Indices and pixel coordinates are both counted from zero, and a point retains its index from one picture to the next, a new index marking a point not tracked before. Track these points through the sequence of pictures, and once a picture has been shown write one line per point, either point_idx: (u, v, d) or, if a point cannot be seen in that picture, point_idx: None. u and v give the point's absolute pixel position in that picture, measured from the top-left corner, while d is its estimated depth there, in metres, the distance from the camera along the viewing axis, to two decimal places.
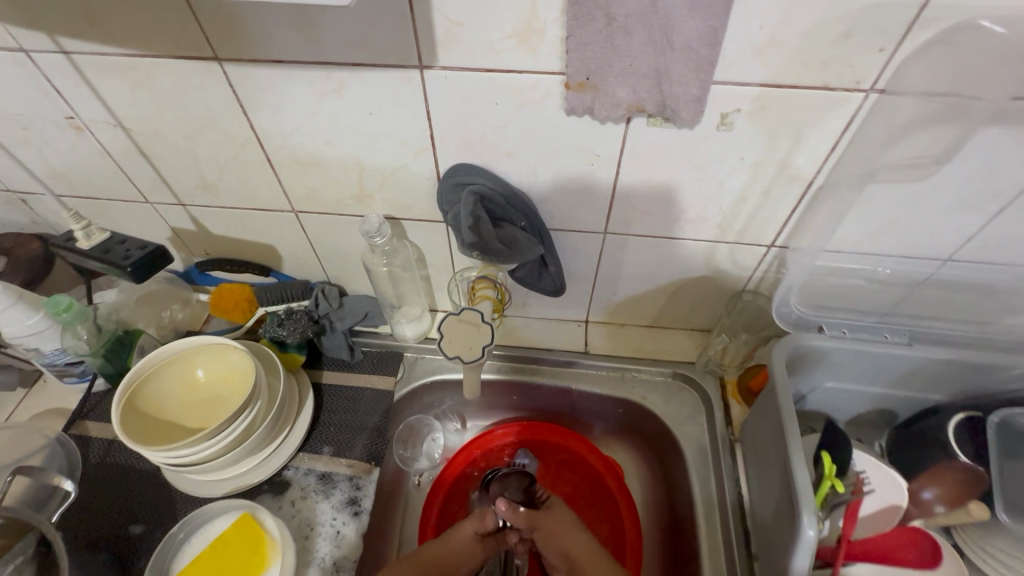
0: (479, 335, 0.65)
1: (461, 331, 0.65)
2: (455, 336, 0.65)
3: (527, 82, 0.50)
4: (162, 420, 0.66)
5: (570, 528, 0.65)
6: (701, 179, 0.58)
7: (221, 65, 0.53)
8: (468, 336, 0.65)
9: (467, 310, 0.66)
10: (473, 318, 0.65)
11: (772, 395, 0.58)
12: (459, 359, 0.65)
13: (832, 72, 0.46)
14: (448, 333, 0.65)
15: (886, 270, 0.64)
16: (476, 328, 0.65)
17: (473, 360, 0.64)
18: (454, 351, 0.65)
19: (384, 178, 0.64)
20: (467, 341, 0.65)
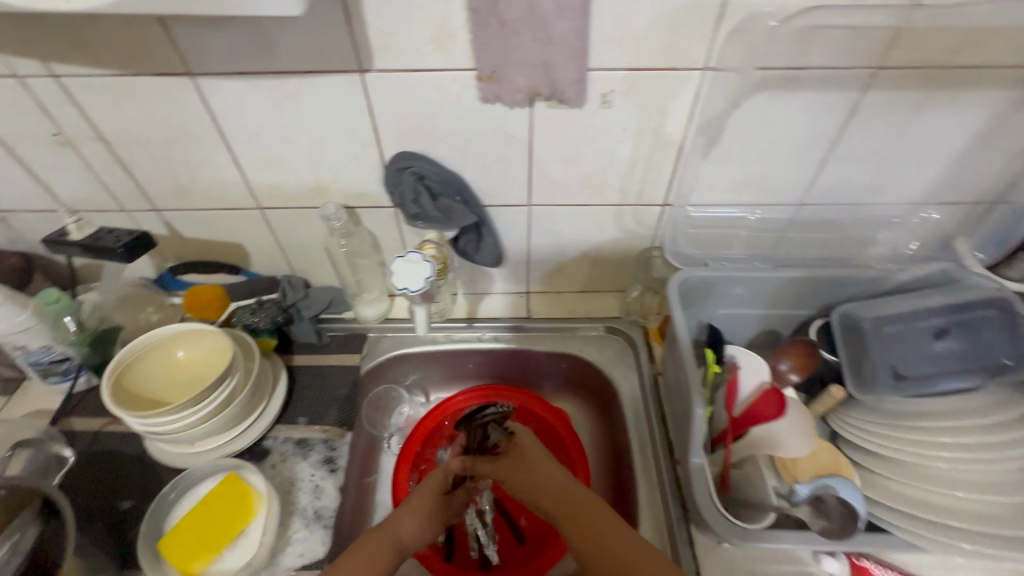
0: (420, 270, 0.68)
1: (408, 267, 0.67)
2: (404, 271, 0.68)
3: (448, 77, 0.64)
4: (148, 397, 0.73)
5: (538, 461, 0.66)
6: (597, 150, 0.72)
7: (193, 79, 0.64)
8: (413, 269, 0.68)
9: (410, 252, 0.68)
10: (414, 257, 0.68)
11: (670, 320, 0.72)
12: (406, 291, 0.67)
13: (674, 56, 0.62)
14: (393, 270, 0.68)
15: (753, 216, 0.80)
16: (420, 264, 0.68)
17: (419, 288, 0.67)
18: (402, 284, 0.67)
19: (338, 169, 0.75)
20: (412, 275, 0.67)
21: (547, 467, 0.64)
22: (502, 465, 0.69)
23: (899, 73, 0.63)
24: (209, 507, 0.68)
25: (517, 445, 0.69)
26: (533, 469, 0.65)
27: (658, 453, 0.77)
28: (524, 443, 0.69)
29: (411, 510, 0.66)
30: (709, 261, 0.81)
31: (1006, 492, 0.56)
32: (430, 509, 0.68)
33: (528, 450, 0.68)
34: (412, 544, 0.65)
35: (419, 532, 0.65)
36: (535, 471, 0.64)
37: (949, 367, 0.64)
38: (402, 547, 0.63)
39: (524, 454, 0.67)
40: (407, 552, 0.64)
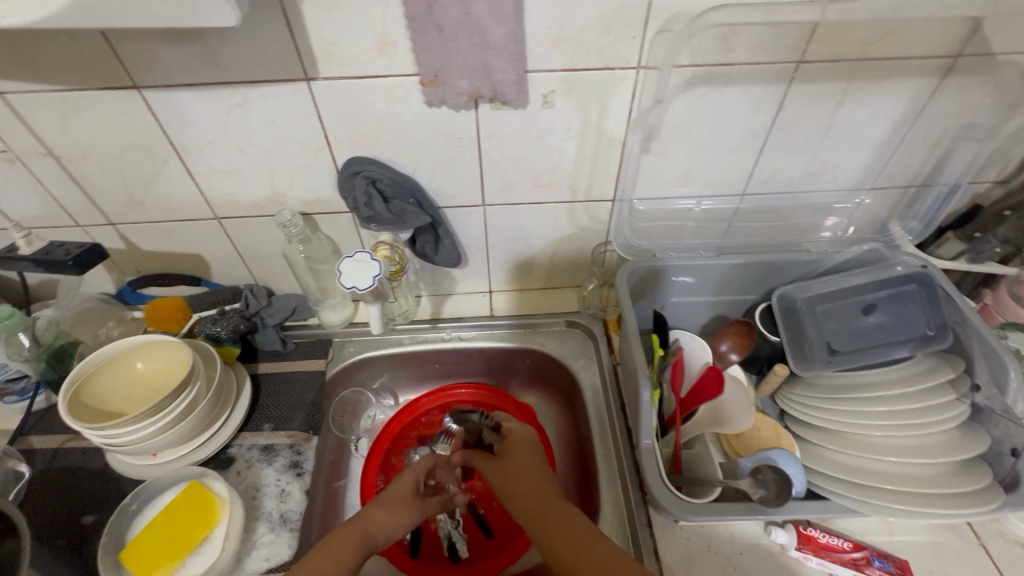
0: (368, 269, 0.69)
1: (355, 265, 0.69)
2: (353, 270, 0.69)
3: (393, 83, 0.66)
4: (107, 410, 0.73)
5: (521, 464, 0.68)
6: (544, 148, 0.75)
7: (140, 92, 0.65)
8: (360, 267, 0.69)
9: (359, 252, 0.71)
10: (363, 257, 0.70)
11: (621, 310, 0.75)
12: (354, 289, 0.68)
13: (608, 56, 0.65)
14: (342, 269, 0.69)
15: (699, 208, 0.83)
16: (367, 262, 0.70)
17: (366, 286, 0.68)
18: (350, 283, 0.68)
19: (293, 176, 0.76)
20: (359, 273, 0.69)
21: (529, 470, 0.66)
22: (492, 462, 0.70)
23: (821, 66, 0.67)
24: (170, 515, 0.68)
25: (509, 447, 0.71)
26: (512, 470, 0.67)
27: (618, 439, 0.80)
28: (514, 447, 0.71)
29: (381, 503, 0.68)
30: (656, 252, 0.85)
31: (923, 453, 0.61)
32: (401, 502, 0.69)
33: (518, 452, 0.69)
34: (381, 538, 0.66)
35: (389, 526, 0.66)
36: (515, 475, 0.66)
37: (880, 339, 0.70)
38: (370, 541, 0.64)
39: (513, 456, 0.69)
40: (376, 547, 0.65)
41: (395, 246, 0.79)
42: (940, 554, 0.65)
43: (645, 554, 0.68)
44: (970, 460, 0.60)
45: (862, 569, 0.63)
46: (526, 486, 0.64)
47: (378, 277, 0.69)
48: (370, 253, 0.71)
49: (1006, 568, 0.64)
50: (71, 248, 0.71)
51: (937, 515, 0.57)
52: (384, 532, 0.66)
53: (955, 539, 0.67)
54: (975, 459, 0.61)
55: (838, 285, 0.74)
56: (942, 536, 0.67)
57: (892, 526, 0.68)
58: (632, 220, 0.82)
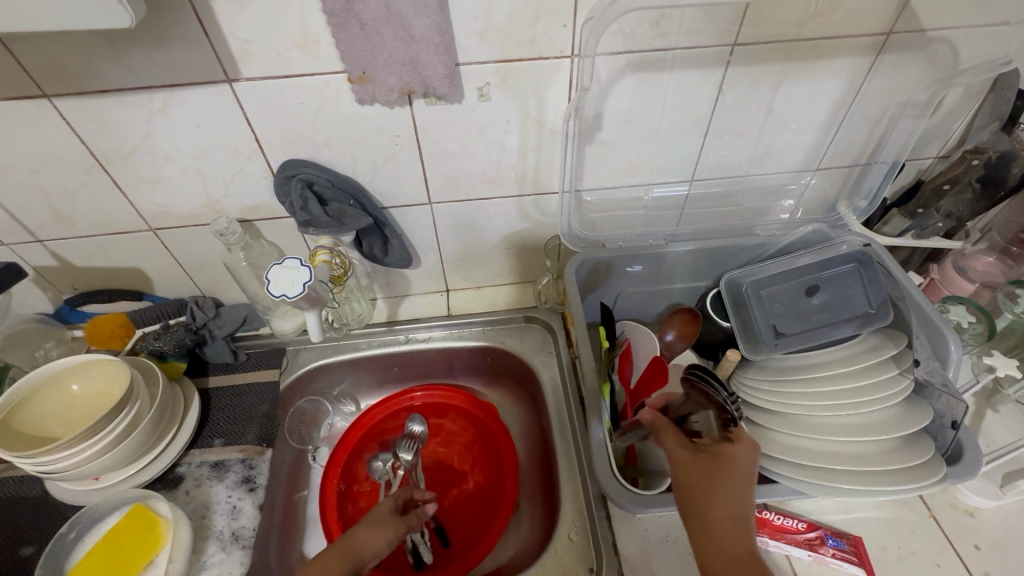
0: (298, 275, 0.67)
1: (283, 272, 0.67)
2: (282, 276, 0.67)
3: (320, 81, 0.64)
4: (41, 436, 0.70)
5: (736, 487, 0.52)
6: (486, 143, 0.73)
7: (51, 102, 0.62)
8: (288, 274, 0.67)
9: (290, 258, 0.68)
10: (293, 263, 0.68)
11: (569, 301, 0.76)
12: (284, 297, 0.66)
13: (540, 46, 0.64)
14: (270, 277, 0.67)
15: (649, 197, 0.83)
16: (297, 268, 0.67)
17: (296, 293, 0.66)
18: (279, 291, 0.66)
19: (227, 181, 0.73)
20: (288, 280, 0.67)
21: (737, 500, 0.51)
22: (700, 460, 0.54)
23: (758, 49, 0.66)
24: (111, 541, 0.66)
25: (729, 455, 0.54)
26: (722, 489, 0.52)
27: (576, 432, 0.80)
28: (738, 459, 0.54)
29: (365, 521, 0.64)
30: (606, 241, 0.84)
31: (869, 431, 0.61)
32: (387, 517, 0.65)
33: (740, 468, 0.53)
34: (369, 558, 0.62)
35: (375, 543, 0.63)
36: (725, 494, 0.52)
37: (826, 318, 0.70)
38: (357, 558, 0.60)
39: (728, 465, 0.53)
40: (363, 567, 0.61)
41: (337, 251, 0.77)
42: (894, 529, 0.66)
43: (603, 545, 0.68)
44: (915, 433, 0.61)
45: (816, 549, 0.64)
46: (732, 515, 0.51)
47: (308, 283, 0.67)
48: (301, 258, 0.69)
49: (955, 538, 0.66)
50: None
51: (894, 491, 0.57)
52: (374, 548, 0.62)
53: (906, 512, 0.68)
54: (921, 433, 0.61)
55: (787, 266, 0.75)
56: (893, 510, 0.67)
57: (847, 504, 0.68)
58: (582, 214, 0.82)
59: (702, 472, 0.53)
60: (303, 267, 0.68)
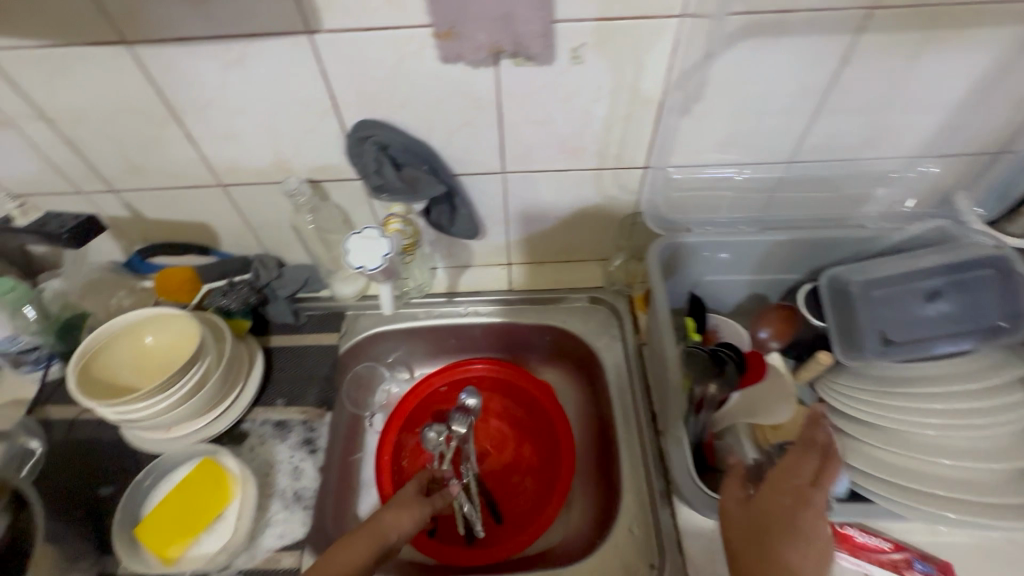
0: (378, 246, 0.65)
1: (362, 242, 0.65)
2: (360, 248, 0.65)
3: (404, 36, 0.59)
4: (117, 384, 0.72)
5: (790, 545, 0.47)
6: (571, 110, 0.68)
7: (129, 48, 0.60)
8: (368, 246, 0.65)
9: (368, 227, 0.66)
10: (373, 232, 0.66)
11: (653, 291, 0.69)
12: (362, 269, 0.64)
13: (649, 3, 0.57)
14: (349, 248, 0.65)
15: (742, 176, 0.75)
16: (376, 239, 0.65)
17: (374, 266, 0.64)
18: (358, 262, 0.64)
19: (298, 139, 0.71)
20: (366, 252, 0.65)
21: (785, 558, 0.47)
22: (750, 508, 0.51)
23: (899, 13, 0.57)
24: (183, 492, 0.68)
25: (776, 499, 0.50)
26: (769, 541, 0.48)
27: (643, 423, 0.77)
28: (795, 512, 0.49)
29: (391, 505, 0.66)
30: (690, 226, 0.78)
31: (977, 457, 0.56)
32: (410, 501, 0.67)
33: (793, 524, 0.48)
34: (396, 540, 0.63)
35: (401, 525, 0.64)
36: (772, 545, 0.48)
37: (947, 330, 0.63)
38: (383, 540, 0.62)
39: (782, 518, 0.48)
40: (392, 547, 0.62)
41: (408, 218, 0.74)
42: (989, 559, 0.61)
43: (667, 544, 0.66)
44: None
45: (902, 571, 0.59)
46: (776, 564, 0.47)
47: (388, 256, 0.65)
48: (379, 228, 0.66)
49: None
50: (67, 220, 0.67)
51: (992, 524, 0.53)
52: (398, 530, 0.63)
53: (1002, 540, 0.63)
54: None
55: (909, 266, 0.66)
56: (992, 539, 0.62)
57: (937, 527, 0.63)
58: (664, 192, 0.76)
59: (747, 522, 0.50)
60: (384, 237, 0.66)
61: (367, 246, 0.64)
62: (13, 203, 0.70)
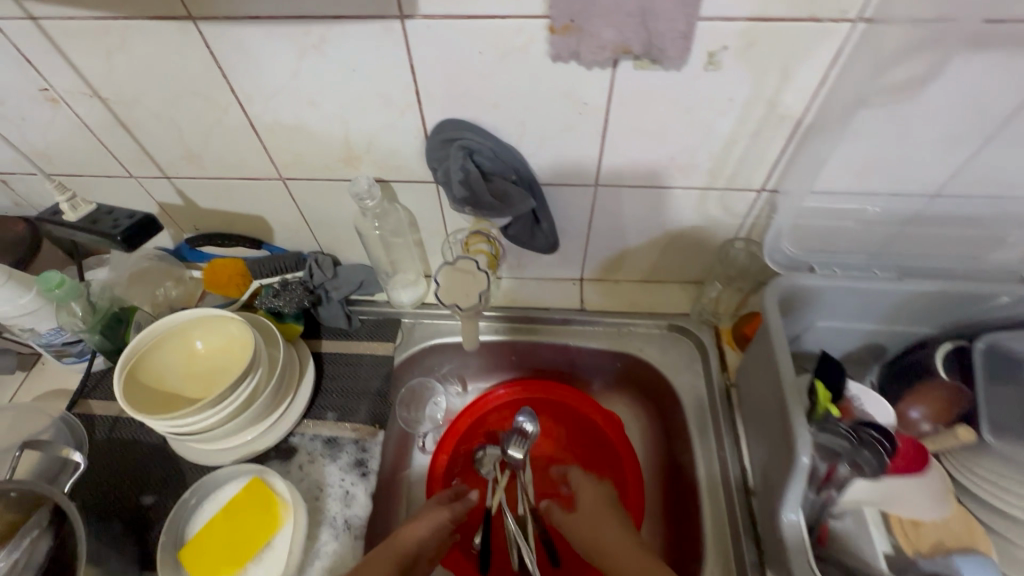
0: (474, 284, 0.68)
1: (458, 280, 0.68)
2: (455, 284, 0.68)
3: (513, 28, 0.50)
4: (164, 391, 0.66)
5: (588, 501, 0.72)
6: (690, 123, 0.58)
7: (196, 25, 0.52)
8: (464, 284, 0.68)
9: (463, 259, 0.68)
10: (469, 266, 0.68)
11: (767, 340, 0.59)
12: (457, 307, 0.67)
13: (818, 3, 0.46)
14: (443, 284, 0.68)
15: (875, 208, 0.63)
16: (472, 276, 0.67)
17: (470, 306, 0.67)
18: (452, 300, 0.67)
19: (372, 135, 0.62)
20: (461, 290, 0.67)
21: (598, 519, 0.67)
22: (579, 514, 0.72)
23: None
24: (231, 515, 0.63)
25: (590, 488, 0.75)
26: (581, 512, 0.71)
27: (728, 479, 0.68)
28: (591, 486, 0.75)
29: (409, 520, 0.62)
30: (814, 265, 0.66)
31: None
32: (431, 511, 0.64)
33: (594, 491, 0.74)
34: (417, 550, 0.59)
35: (420, 535, 0.61)
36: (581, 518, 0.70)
37: None
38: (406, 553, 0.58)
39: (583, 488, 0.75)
40: (416, 559, 0.58)
41: (493, 237, 0.71)
42: None
43: None
44: None
45: None
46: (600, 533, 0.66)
47: (484, 293, 0.67)
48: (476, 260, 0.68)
49: None
50: (121, 218, 0.61)
51: None
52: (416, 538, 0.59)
53: None
54: None
55: None
56: None
57: None
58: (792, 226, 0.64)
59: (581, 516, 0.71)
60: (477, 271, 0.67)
61: (463, 285, 0.67)
62: (61, 196, 0.60)
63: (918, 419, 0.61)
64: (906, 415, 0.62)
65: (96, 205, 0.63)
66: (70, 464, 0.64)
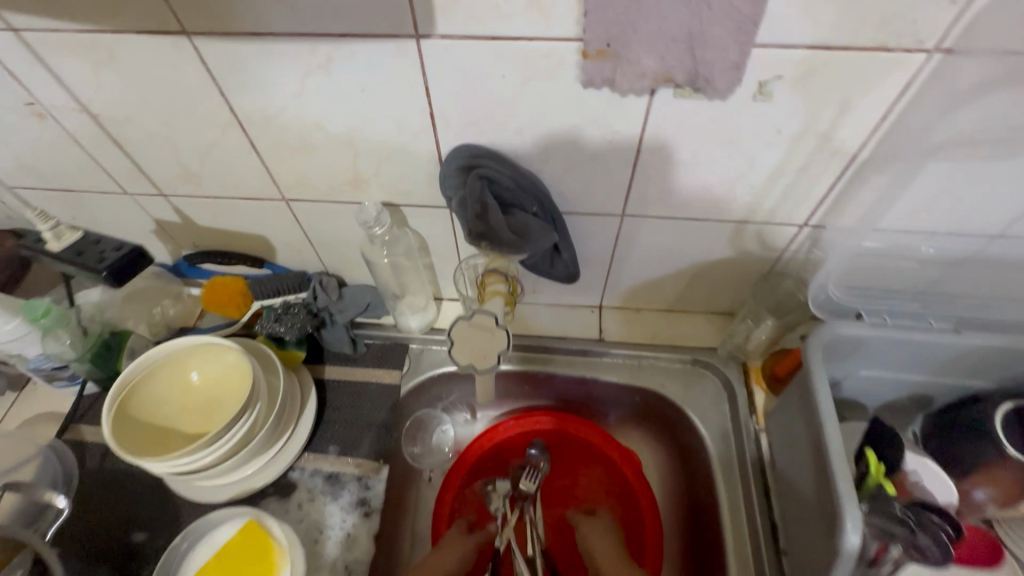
0: (492, 342, 0.63)
1: (474, 338, 0.63)
2: (470, 342, 0.63)
3: (540, 51, 0.45)
4: (157, 426, 0.62)
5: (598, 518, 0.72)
6: (732, 155, 0.53)
7: (190, 40, 0.47)
8: (481, 343, 0.63)
9: (479, 314, 0.63)
10: (485, 322, 0.63)
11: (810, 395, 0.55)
12: (473, 367, 0.63)
13: (890, 31, 0.41)
14: (458, 342, 0.63)
15: (929, 249, 0.56)
16: (490, 333, 0.63)
17: (487, 367, 0.63)
18: (468, 359, 0.63)
19: (382, 158, 0.58)
20: (478, 350, 0.63)
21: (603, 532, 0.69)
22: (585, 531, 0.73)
23: None
24: (226, 560, 0.61)
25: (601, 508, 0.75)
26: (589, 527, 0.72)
27: (757, 533, 0.64)
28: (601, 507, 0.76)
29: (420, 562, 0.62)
30: (862, 311, 0.59)
31: None
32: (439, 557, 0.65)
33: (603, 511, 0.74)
34: None
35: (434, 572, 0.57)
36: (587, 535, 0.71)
37: None
38: None
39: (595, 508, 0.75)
40: None
41: (511, 275, 0.66)
42: None
43: None
44: None
45: None
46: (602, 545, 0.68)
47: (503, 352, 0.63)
48: (494, 314, 0.63)
49: None
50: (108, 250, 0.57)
51: None
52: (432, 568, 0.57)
53: None
54: None
55: None
56: None
57: None
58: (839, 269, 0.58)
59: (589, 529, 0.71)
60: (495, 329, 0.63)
61: (479, 345, 0.63)
62: (45, 225, 0.56)
63: (982, 499, 0.56)
64: (969, 495, 0.57)
65: (81, 231, 0.59)
66: (49, 509, 0.63)
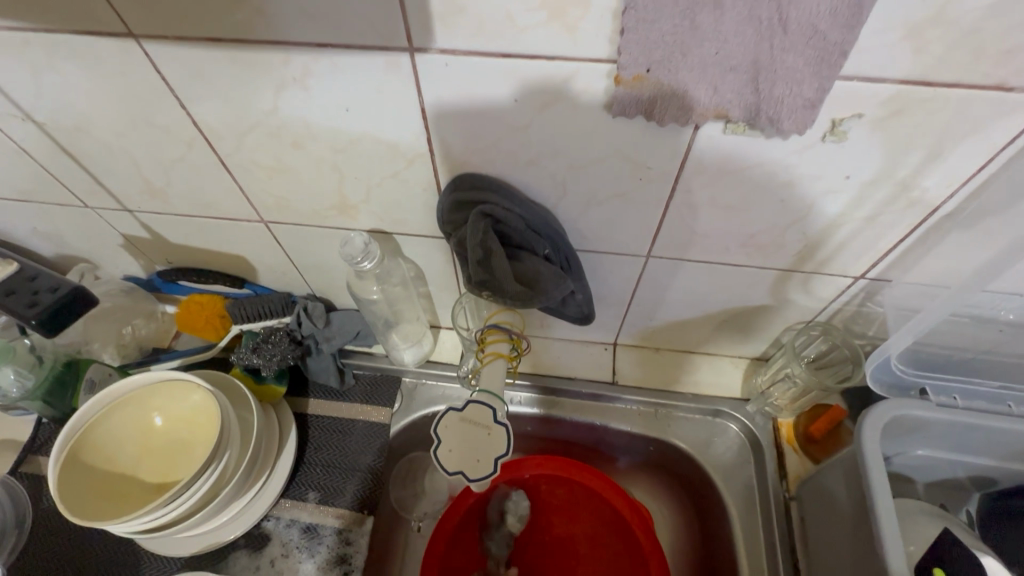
0: (489, 443, 0.50)
1: (465, 437, 0.50)
2: (461, 443, 0.50)
3: (563, 73, 0.36)
4: (114, 472, 0.56)
5: None
6: (786, 199, 0.44)
7: (140, 44, 0.39)
8: (475, 443, 0.50)
9: (473, 407, 0.51)
10: (481, 417, 0.51)
11: (863, 489, 0.47)
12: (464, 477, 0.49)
13: (1013, 67, 0.32)
14: (445, 441, 0.50)
15: (1008, 315, 0.48)
16: (487, 432, 0.50)
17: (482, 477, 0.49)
18: (458, 466, 0.49)
19: (372, 184, 0.50)
20: (471, 452, 0.49)
21: None
22: None
23: None
24: None
25: None
26: None
27: None
28: None
29: None
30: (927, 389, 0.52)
31: None
32: None
33: None
34: None
35: None
36: None
37: None
38: None
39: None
40: None
41: (515, 332, 0.57)
42: None
43: None
44: None
45: None
46: None
47: (502, 458, 0.50)
48: (492, 409, 0.51)
49: None
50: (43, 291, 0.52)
51: None
52: None
53: None
54: None
55: None
56: None
57: None
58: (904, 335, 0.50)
59: None
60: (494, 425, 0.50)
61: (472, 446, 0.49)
62: None
63: None
64: None
65: (18, 266, 0.53)
66: None
